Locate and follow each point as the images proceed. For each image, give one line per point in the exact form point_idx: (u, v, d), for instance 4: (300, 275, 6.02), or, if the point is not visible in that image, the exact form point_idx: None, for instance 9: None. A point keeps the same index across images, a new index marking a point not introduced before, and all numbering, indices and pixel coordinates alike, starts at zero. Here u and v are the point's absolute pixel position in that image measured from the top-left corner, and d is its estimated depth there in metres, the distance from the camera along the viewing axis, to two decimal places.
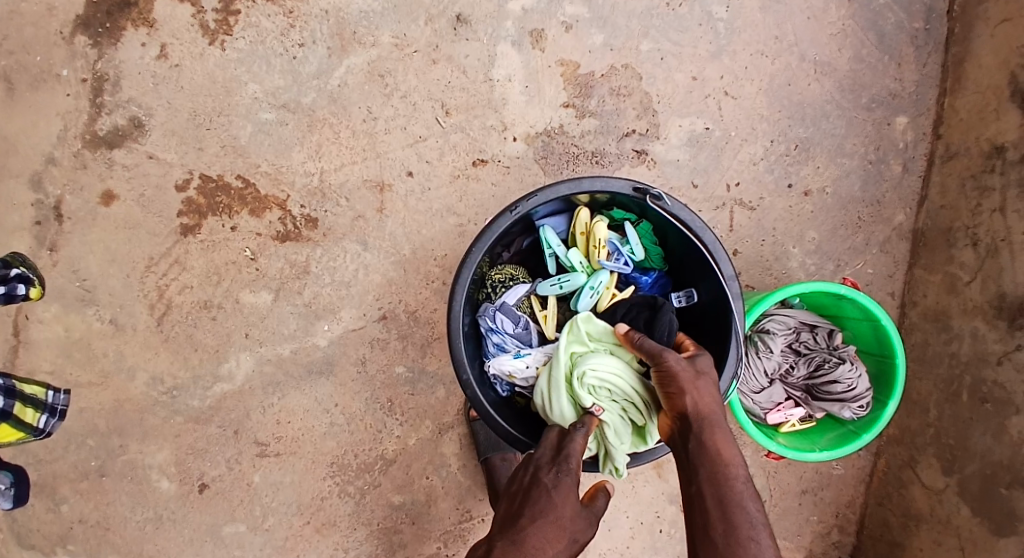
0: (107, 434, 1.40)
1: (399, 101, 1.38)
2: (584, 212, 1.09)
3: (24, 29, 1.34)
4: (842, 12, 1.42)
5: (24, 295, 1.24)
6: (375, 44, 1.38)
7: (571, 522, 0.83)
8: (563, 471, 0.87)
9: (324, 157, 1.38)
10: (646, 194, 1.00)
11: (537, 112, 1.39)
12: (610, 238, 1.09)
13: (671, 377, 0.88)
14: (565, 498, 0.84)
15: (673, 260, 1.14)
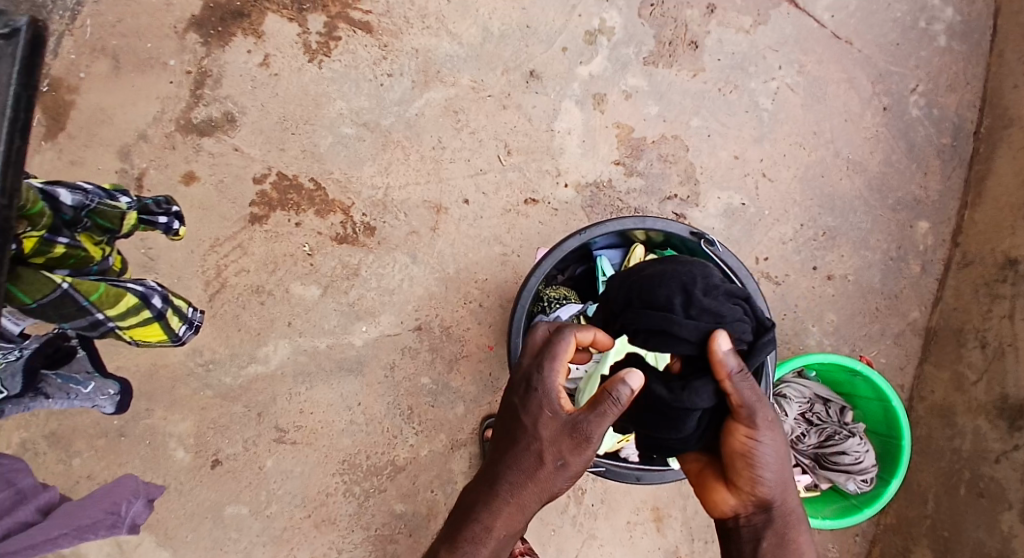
0: (136, 397, 1.46)
1: (467, 135, 1.52)
2: (639, 248, 1.19)
3: (141, 17, 1.50)
4: (876, 119, 1.56)
5: (174, 232, 1.18)
6: (455, 84, 1.53)
7: (550, 444, 0.83)
8: (537, 390, 0.87)
9: (391, 174, 1.51)
10: (701, 239, 1.10)
11: (589, 164, 1.52)
12: None
13: (771, 454, 0.88)
14: (544, 418, 0.85)
15: None
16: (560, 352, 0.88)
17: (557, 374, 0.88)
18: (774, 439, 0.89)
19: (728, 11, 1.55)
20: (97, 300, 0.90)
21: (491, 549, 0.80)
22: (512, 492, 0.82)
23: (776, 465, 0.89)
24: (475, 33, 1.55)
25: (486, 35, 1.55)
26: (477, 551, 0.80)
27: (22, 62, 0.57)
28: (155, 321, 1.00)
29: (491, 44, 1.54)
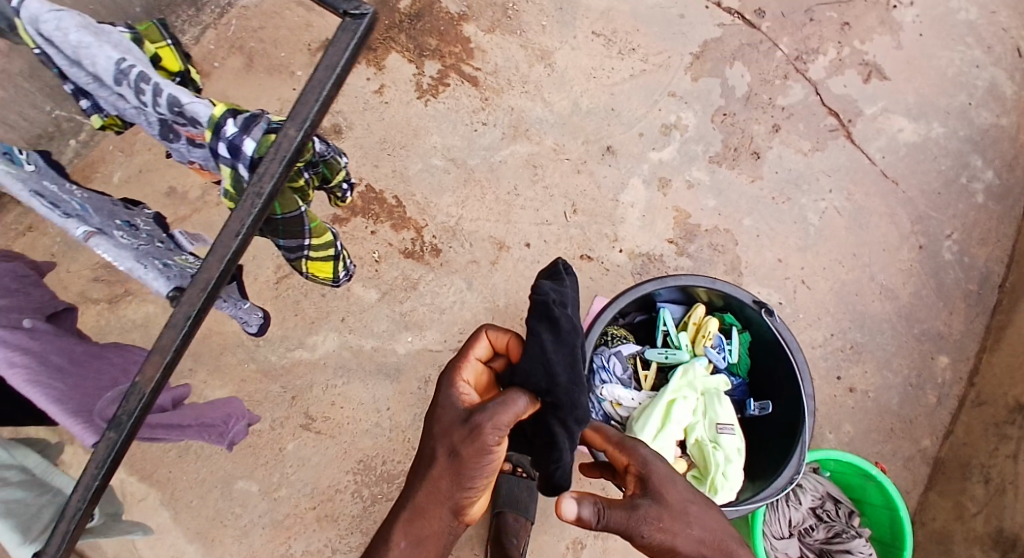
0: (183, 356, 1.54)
1: (540, 189, 1.66)
2: (701, 307, 1.27)
3: (281, 29, 1.70)
4: (912, 255, 1.68)
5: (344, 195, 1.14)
6: (539, 143, 1.68)
7: (445, 441, 0.75)
8: (440, 389, 0.83)
9: (466, 207, 1.65)
10: (762, 307, 1.18)
11: (646, 236, 1.64)
12: (717, 335, 1.26)
13: (665, 538, 0.71)
14: (443, 419, 0.77)
15: (758, 375, 1.28)
16: (472, 351, 0.87)
17: (464, 372, 0.84)
18: (665, 524, 0.72)
19: (794, 132, 1.70)
20: (315, 228, 0.92)
21: None
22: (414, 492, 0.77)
23: (683, 542, 0.72)
24: (565, 104, 1.70)
25: (576, 109, 1.70)
26: None
27: (360, 36, 0.65)
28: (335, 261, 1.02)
29: (579, 116, 1.69)
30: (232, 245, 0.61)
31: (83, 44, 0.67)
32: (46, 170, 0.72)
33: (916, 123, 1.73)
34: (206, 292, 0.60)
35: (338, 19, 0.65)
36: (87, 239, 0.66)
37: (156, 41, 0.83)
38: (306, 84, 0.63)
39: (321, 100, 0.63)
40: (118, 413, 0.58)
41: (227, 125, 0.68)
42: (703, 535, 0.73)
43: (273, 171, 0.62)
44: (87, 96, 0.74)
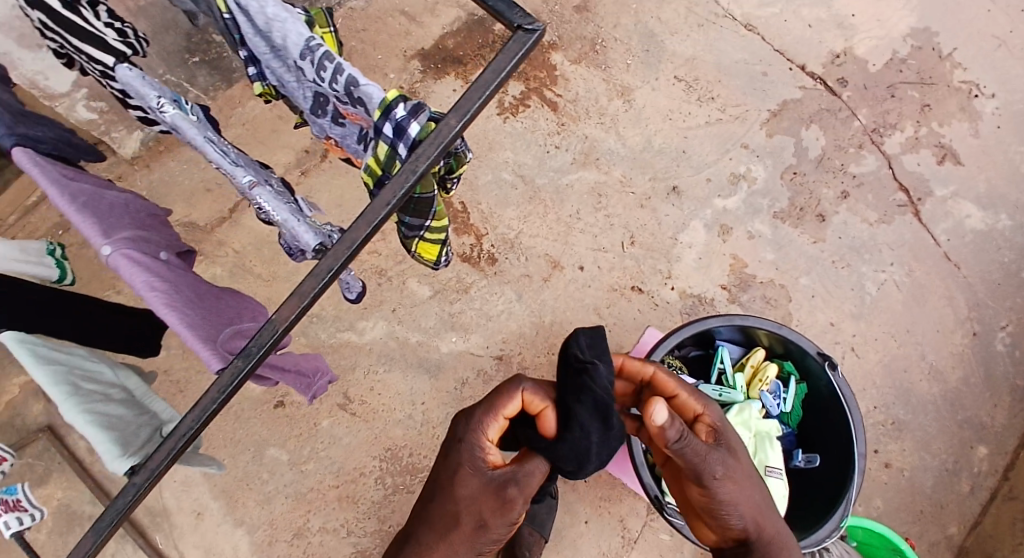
0: None
1: (602, 217, 1.69)
2: (761, 351, 1.25)
3: (380, 31, 1.80)
4: (965, 341, 1.65)
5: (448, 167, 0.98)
6: (607, 173, 1.72)
7: (468, 502, 0.80)
8: (462, 443, 0.83)
9: (528, 223, 1.70)
10: (826, 360, 1.16)
11: (699, 279, 1.66)
12: (774, 381, 1.24)
13: (726, 498, 0.78)
14: (468, 477, 0.81)
15: (807, 428, 1.27)
16: (499, 407, 0.82)
17: (487, 426, 0.83)
18: (733, 477, 0.78)
19: (861, 201, 1.70)
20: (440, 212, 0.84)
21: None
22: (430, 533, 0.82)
23: (740, 505, 0.79)
24: (637, 140, 1.74)
25: (647, 145, 1.74)
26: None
27: (533, 42, 0.61)
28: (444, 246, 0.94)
29: (649, 155, 1.73)
30: (379, 212, 0.58)
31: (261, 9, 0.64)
32: (206, 123, 0.77)
33: (985, 210, 1.72)
34: (349, 251, 0.58)
35: (511, 33, 0.61)
36: (252, 188, 0.71)
37: (322, 27, 0.77)
38: (476, 79, 0.60)
39: (486, 98, 0.60)
40: (250, 341, 0.60)
41: (397, 109, 0.62)
42: (760, 501, 0.81)
43: (430, 152, 0.59)
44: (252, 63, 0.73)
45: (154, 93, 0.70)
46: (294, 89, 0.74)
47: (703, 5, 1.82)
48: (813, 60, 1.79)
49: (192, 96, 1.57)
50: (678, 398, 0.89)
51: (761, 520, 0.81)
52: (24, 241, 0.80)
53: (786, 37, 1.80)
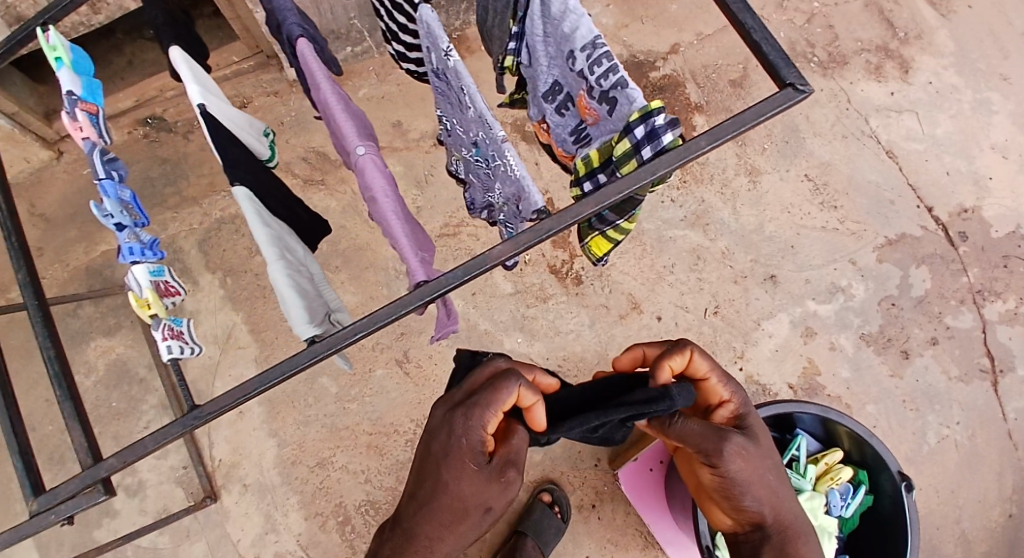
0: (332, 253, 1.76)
1: (694, 280, 1.73)
2: (837, 452, 1.17)
3: None
4: (1002, 519, 1.64)
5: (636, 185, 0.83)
6: (712, 240, 1.76)
7: (470, 496, 0.81)
8: (463, 437, 0.80)
9: (622, 259, 1.73)
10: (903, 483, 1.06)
11: (767, 369, 1.69)
12: (842, 485, 1.15)
13: (742, 481, 0.82)
14: (465, 472, 0.80)
15: (859, 540, 1.19)
16: (495, 399, 0.78)
17: (487, 422, 0.79)
18: (750, 461, 0.81)
19: (946, 352, 1.72)
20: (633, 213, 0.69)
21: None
22: (440, 530, 0.83)
23: (755, 489, 0.83)
24: (752, 220, 1.77)
25: (758, 229, 1.77)
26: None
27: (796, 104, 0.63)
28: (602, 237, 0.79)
29: (757, 238, 1.76)
30: (607, 200, 0.63)
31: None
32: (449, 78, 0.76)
33: None
34: (575, 221, 0.63)
35: (778, 90, 0.63)
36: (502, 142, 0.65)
37: None
38: (734, 115, 0.62)
39: (737, 137, 0.62)
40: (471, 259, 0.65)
41: (656, 119, 0.61)
42: (773, 482, 0.84)
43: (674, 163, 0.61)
44: (517, 38, 0.76)
45: (449, 42, 0.69)
46: (540, 72, 0.78)
47: (853, 119, 1.88)
48: (941, 205, 1.82)
49: (364, 43, 1.69)
50: (706, 381, 0.87)
51: (775, 503, 0.85)
52: (251, 117, 0.85)
53: (921, 177, 1.85)
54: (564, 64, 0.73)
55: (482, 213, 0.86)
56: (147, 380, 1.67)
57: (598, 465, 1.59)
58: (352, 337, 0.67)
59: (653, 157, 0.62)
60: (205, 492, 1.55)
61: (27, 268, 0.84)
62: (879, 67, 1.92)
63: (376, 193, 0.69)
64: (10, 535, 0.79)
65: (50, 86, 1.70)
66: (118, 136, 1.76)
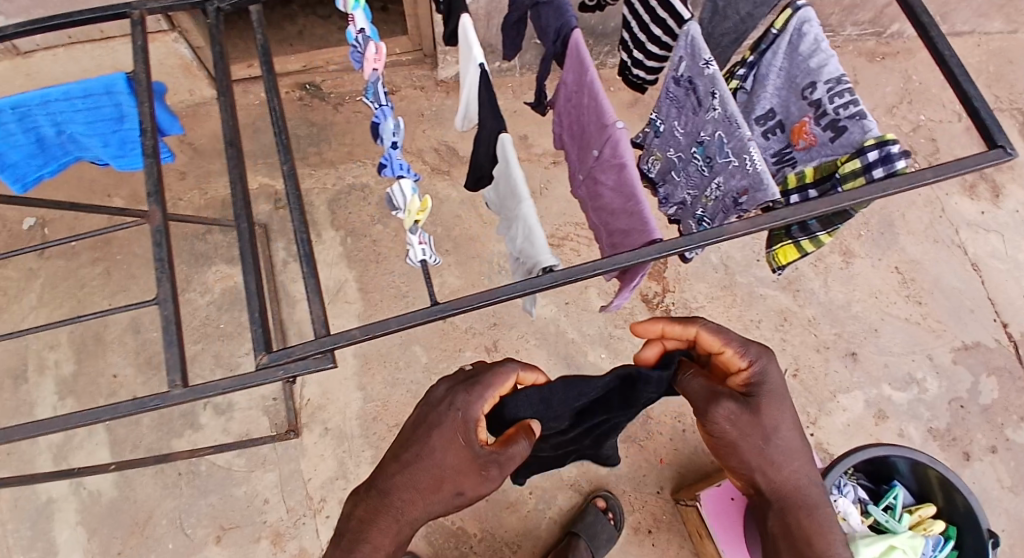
0: (443, 239, 1.98)
1: (778, 339, 1.82)
2: (929, 507, 1.24)
3: None
4: None
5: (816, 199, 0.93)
6: (800, 308, 1.86)
7: (448, 471, 0.84)
8: (458, 410, 0.84)
9: (711, 305, 1.83)
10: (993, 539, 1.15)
11: (835, 440, 1.76)
12: (934, 537, 1.21)
13: (729, 441, 0.87)
14: (446, 447, 0.84)
15: None
16: (493, 382, 0.85)
17: (485, 403, 0.84)
18: (740, 428, 0.86)
19: (1006, 464, 1.78)
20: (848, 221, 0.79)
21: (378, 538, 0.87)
22: (409, 497, 0.86)
23: (746, 452, 0.87)
24: (840, 297, 1.88)
25: (843, 307, 1.87)
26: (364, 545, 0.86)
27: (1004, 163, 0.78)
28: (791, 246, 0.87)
29: (841, 314, 1.86)
30: (843, 203, 0.72)
31: (820, 40, 0.80)
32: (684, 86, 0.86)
33: None
34: (808, 215, 0.73)
35: (990, 148, 0.78)
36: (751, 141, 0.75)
37: None
38: (953, 159, 0.75)
39: (957, 177, 0.75)
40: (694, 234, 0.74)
41: (892, 148, 0.73)
42: (771, 445, 0.88)
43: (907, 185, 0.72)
44: (749, 67, 0.88)
45: (708, 54, 0.79)
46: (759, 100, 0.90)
47: (944, 228, 1.98)
48: (1016, 324, 1.91)
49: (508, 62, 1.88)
50: (723, 353, 0.89)
51: (771, 467, 0.89)
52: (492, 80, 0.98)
53: (1002, 294, 1.94)
54: (792, 94, 0.85)
55: (673, 209, 0.97)
56: None
57: (660, 493, 1.68)
58: (594, 272, 0.75)
59: (888, 178, 0.73)
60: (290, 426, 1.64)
61: (293, 161, 0.90)
62: (973, 186, 2.04)
63: (628, 163, 0.78)
64: (232, 386, 0.77)
65: (225, 36, 1.91)
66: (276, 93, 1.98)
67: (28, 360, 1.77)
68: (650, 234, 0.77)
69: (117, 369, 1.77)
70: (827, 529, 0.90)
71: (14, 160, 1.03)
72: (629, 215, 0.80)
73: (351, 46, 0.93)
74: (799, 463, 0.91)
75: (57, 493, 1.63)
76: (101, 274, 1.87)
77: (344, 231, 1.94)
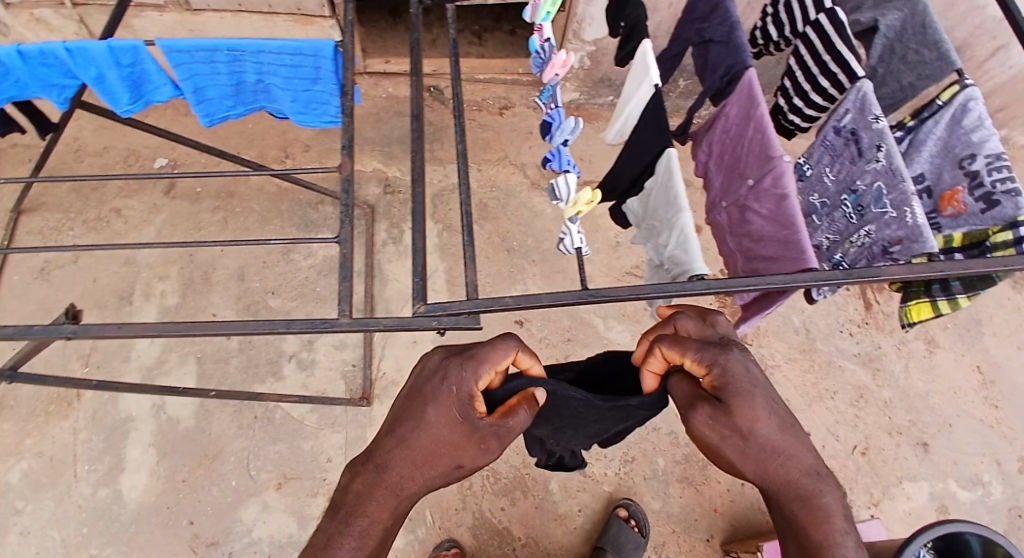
0: (532, 250, 2.05)
1: (851, 414, 1.84)
2: None
3: None
4: None
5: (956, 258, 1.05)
6: (877, 388, 1.87)
7: (446, 446, 0.86)
8: (452, 385, 0.86)
9: (786, 366, 1.85)
10: None
11: (896, 526, 1.75)
12: None
13: (710, 441, 0.85)
14: (442, 421, 0.86)
15: None
16: (492, 360, 0.86)
17: (481, 379, 0.85)
18: (720, 431, 0.83)
19: None
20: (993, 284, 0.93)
21: (371, 512, 0.87)
22: (405, 471, 0.87)
23: (730, 448, 0.84)
24: (917, 385, 1.88)
25: (919, 395, 1.87)
26: (357, 519, 0.87)
27: None
28: (929, 302, 1.03)
29: (915, 402, 1.87)
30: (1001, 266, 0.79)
31: (984, 117, 0.92)
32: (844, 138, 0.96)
33: None
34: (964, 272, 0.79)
35: None
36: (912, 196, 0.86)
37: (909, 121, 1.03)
38: None
39: None
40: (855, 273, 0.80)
41: None
42: (759, 442, 0.84)
43: None
44: (910, 133, 1.00)
45: (878, 110, 0.90)
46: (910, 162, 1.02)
47: None
48: None
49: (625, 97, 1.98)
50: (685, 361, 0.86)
51: (758, 462, 0.85)
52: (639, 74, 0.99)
53: None
54: (949, 162, 0.97)
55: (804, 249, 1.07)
56: (352, 282, 1.96)
57: (709, 541, 1.72)
58: (749, 286, 0.80)
59: None
60: (364, 394, 1.74)
61: (466, 143, 1.03)
62: None
63: (790, 195, 0.84)
64: (393, 325, 0.86)
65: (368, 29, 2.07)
66: (403, 90, 2.14)
67: (137, 285, 1.91)
68: (805, 263, 0.83)
69: (215, 310, 1.89)
70: (828, 519, 0.85)
71: (212, 97, 1.16)
72: (783, 243, 0.85)
73: (535, 53, 1.07)
74: (794, 452, 0.85)
75: (138, 412, 1.70)
76: (219, 222, 2.03)
77: (443, 226, 2.04)
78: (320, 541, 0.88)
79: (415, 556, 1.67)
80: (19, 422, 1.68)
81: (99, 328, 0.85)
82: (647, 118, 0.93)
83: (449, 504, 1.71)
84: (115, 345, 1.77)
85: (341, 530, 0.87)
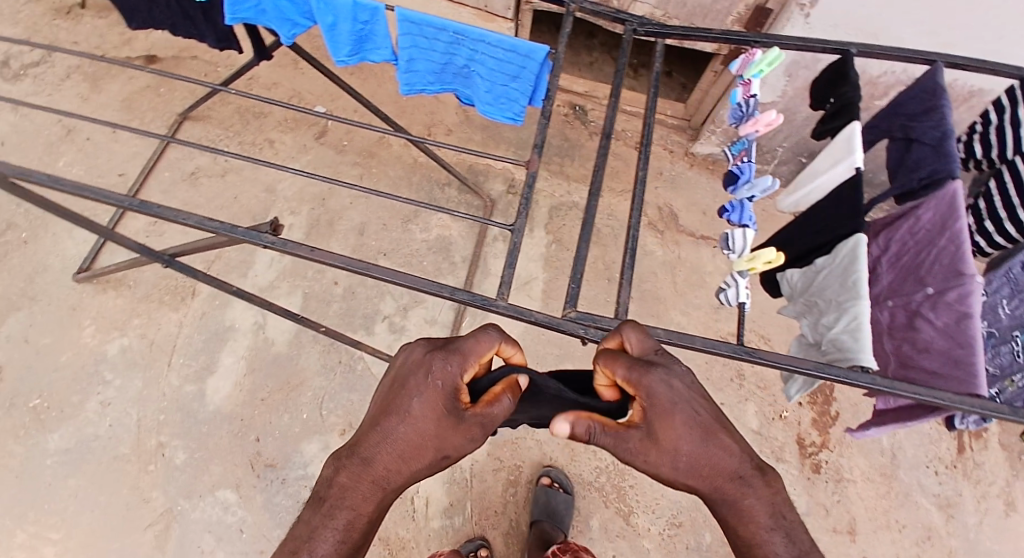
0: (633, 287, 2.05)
1: (913, 552, 1.76)
2: None
3: None
4: None
5: None
6: (948, 534, 1.78)
7: (431, 436, 0.88)
8: (438, 379, 0.89)
9: (858, 482, 1.80)
10: None
11: None
12: None
13: (641, 455, 0.87)
14: (426, 410, 0.88)
15: None
16: (472, 352, 0.90)
17: (464, 370, 0.89)
18: (646, 448, 0.87)
19: None
20: None
21: (353, 499, 0.87)
22: (390, 461, 0.88)
23: (657, 458, 0.87)
24: (990, 544, 1.78)
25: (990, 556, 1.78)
26: (342, 509, 0.87)
27: None
28: None
29: None
30: None
31: None
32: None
33: None
34: None
35: None
36: None
37: None
38: None
39: None
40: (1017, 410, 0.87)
41: None
42: (685, 456, 0.86)
43: None
44: None
45: None
46: None
47: None
48: None
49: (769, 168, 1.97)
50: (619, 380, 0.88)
51: (683, 470, 0.87)
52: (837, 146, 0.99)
53: None
54: None
55: None
56: (456, 266, 2.02)
57: None
58: (915, 394, 0.85)
59: None
60: None
61: (648, 172, 1.08)
62: None
63: (972, 316, 0.89)
64: (546, 322, 0.97)
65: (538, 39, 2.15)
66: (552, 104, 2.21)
67: (265, 211, 2.02)
68: (975, 386, 0.88)
69: None
70: (753, 518, 0.88)
71: (420, 69, 1.23)
72: (954, 362, 0.90)
73: (735, 106, 1.11)
74: (721, 460, 0.87)
75: (240, 325, 1.80)
76: (355, 176, 2.13)
77: (555, 239, 2.06)
78: (302, 535, 0.86)
79: (445, 544, 1.68)
80: (132, 301, 1.80)
81: (294, 246, 0.97)
82: (842, 201, 0.95)
83: (490, 504, 1.73)
84: (237, 260, 1.88)
85: (325, 523, 0.86)
